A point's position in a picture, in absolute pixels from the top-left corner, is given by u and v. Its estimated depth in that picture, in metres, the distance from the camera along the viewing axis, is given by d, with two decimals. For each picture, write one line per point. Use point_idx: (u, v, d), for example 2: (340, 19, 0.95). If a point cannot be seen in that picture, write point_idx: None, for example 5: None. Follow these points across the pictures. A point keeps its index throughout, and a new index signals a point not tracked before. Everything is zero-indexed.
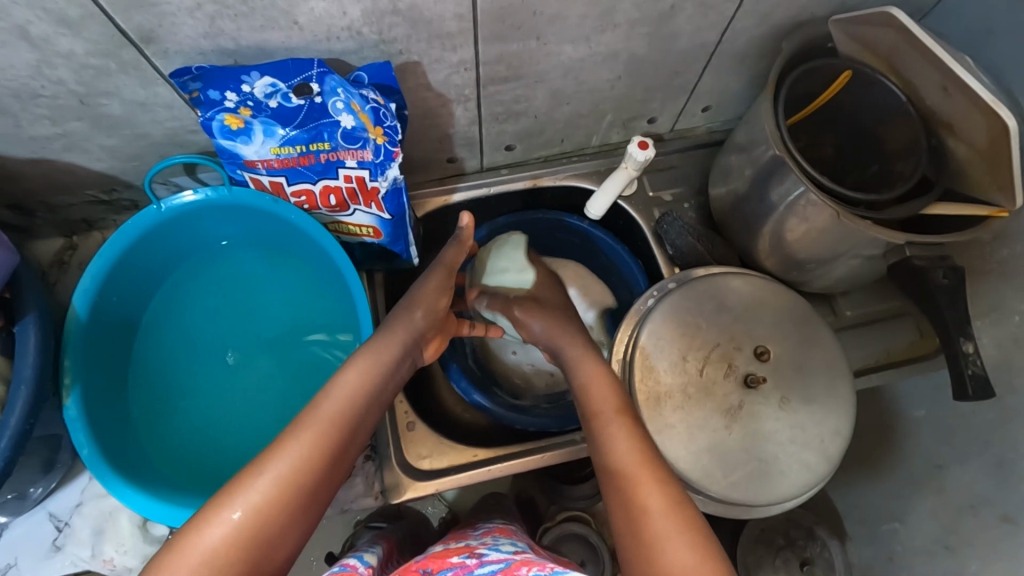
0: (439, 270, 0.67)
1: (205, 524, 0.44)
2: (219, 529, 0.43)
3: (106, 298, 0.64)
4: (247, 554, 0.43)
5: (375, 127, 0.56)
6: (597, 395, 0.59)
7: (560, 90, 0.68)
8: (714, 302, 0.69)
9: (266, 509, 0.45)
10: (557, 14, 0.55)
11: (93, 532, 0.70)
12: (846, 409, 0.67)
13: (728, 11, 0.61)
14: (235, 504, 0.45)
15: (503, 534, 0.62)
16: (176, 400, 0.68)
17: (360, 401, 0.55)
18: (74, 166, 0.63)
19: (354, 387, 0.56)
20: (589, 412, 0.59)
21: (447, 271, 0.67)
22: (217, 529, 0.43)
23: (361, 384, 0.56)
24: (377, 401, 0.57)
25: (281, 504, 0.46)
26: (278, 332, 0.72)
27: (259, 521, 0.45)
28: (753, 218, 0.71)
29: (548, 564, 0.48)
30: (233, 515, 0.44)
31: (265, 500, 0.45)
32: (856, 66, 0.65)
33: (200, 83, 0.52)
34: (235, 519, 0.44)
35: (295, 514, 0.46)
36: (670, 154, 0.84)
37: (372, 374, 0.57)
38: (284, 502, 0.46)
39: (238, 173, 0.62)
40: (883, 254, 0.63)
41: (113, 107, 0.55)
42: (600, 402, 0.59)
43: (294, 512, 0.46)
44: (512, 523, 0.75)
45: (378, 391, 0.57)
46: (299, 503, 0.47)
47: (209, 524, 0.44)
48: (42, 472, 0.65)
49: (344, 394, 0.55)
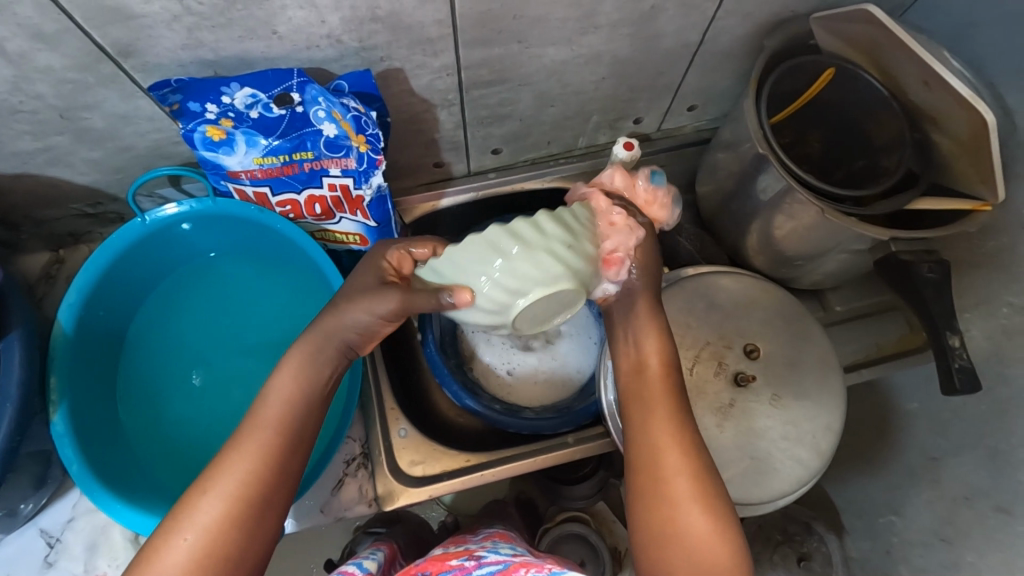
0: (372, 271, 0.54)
1: (160, 548, 0.44)
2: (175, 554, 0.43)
3: (91, 314, 0.64)
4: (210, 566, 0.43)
5: (358, 136, 0.56)
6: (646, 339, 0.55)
7: (545, 92, 0.68)
8: (705, 300, 0.69)
9: (217, 529, 0.44)
10: (539, 17, 0.55)
11: (86, 547, 0.70)
12: (838, 404, 0.67)
13: (710, 10, 0.61)
14: (185, 526, 0.44)
15: (503, 539, 0.62)
16: (166, 412, 0.68)
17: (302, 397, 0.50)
18: (57, 180, 0.63)
19: (290, 391, 0.50)
20: (636, 361, 0.55)
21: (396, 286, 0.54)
22: (172, 554, 0.43)
23: (298, 385, 0.50)
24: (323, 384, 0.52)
25: (236, 520, 0.45)
26: (265, 344, 0.71)
27: (213, 539, 0.44)
28: (741, 215, 0.71)
29: (545, 566, 0.48)
30: (184, 539, 0.43)
31: (216, 518, 0.44)
32: (840, 63, 0.65)
33: (180, 95, 0.52)
34: (186, 543, 0.43)
35: (256, 527, 0.46)
36: (658, 154, 0.84)
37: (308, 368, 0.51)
38: (238, 516, 0.45)
39: (222, 184, 0.61)
40: (870, 249, 0.64)
41: (95, 120, 0.55)
42: (648, 349, 0.55)
43: (253, 521, 0.45)
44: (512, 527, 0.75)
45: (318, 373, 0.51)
46: (251, 519, 0.45)
47: (163, 550, 0.43)
48: (32, 488, 0.65)
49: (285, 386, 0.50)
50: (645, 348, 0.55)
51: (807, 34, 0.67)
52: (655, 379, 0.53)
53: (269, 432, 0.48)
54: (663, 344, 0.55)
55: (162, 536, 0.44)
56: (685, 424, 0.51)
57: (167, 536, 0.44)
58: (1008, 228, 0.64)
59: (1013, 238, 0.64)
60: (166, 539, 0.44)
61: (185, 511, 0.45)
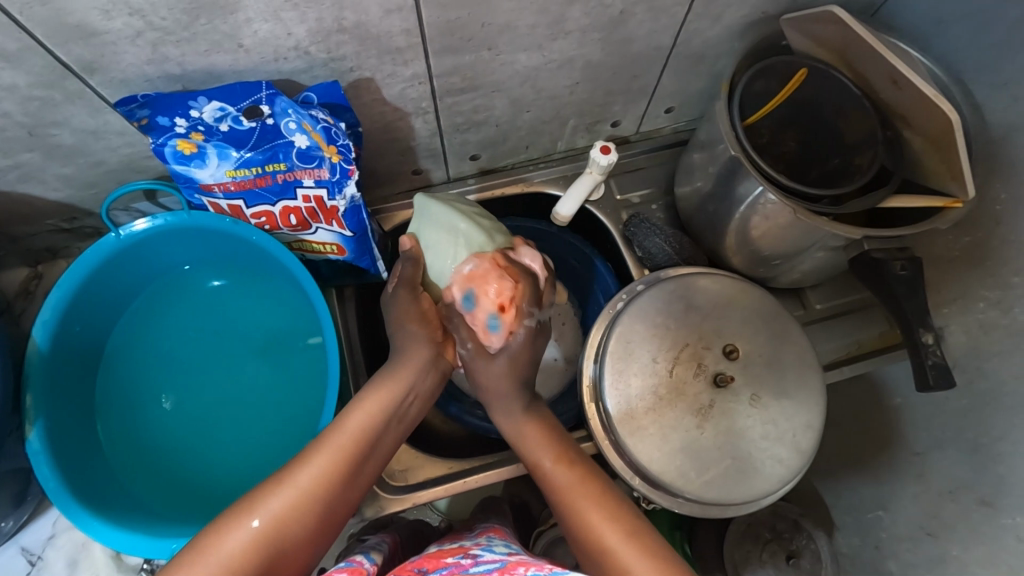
0: (407, 295, 0.65)
1: (226, 529, 0.46)
2: (240, 534, 0.45)
3: (68, 329, 0.64)
4: (262, 559, 0.45)
5: (329, 146, 0.56)
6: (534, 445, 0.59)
7: (520, 98, 0.68)
8: (685, 301, 0.69)
9: (285, 522, 0.47)
10: (506, 24, 0.55)
11: (67, 563, 0.69)
12: (818, 402, 0.67)
13: (679, 14, 0.61)
14: (257, 511, 0.47)
15: (499, 534, 0.64)
16: (151, 428, 0.68)
17: (376, 431, 0.56)
18: (31, 197, 0.63)
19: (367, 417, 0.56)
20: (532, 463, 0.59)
21: (424, 321, 0.64)
22: (239, 534, 0.45)
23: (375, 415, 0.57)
24: (390, 428, 0.58)
25: (301, 518, 0.48)
26: (250, 357, 0.71)
27: (281, 531, 0.47)
28: (718, 216, 0.72)
29: (545, 565, 0.48)
30: (254, 521, 0.46)
31: (285, 511, 0.47)
32: (812, 63, 0.66)
33: (147, 110, 0.51)
34: (255, 526, 0.46)
35: (312, 535, 0.49)
36: (637, 156, 0.85)
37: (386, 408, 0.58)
38: (301, 516, 0.48)
39: (196, 197, 0.61)
40: (845, 247, 0.64)
41: (64, 136, 0.55)
42: (540, 452, 0.59)
43: (306, 526, 0.48)
44: (508, 523, 0.76)
45: (390, 417, 0.58)
46: (314, 523, 0.49)
47: (229, 530, 0.45)
48: (13, 506, 0.64)
49: (362, 417, 0.56)
50: (541, 449, 0.59)
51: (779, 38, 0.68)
52: (558, 470, 0.57)
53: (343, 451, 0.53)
54: (548, 441, 0.60)
55: (231, 517, 0.46)
56: (612, 504, 0.54)
57: (238, 516, 0.46)
58: (982, 224, 0.64)
59: (986, 233, 0.64)
60: (233, 519, 0.46)
61: (259, 500, 0.48)
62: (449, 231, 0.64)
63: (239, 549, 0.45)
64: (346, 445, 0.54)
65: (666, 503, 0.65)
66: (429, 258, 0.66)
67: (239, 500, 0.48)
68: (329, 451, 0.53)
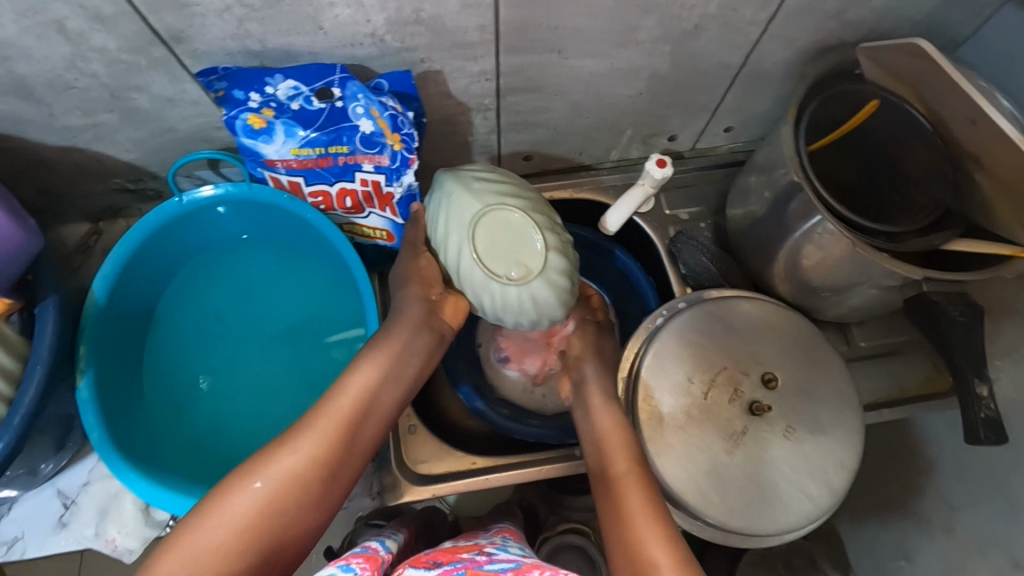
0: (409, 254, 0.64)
1: (231, 492, 0.49)
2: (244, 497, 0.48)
3: (123, 285, 0.66)
4: (267, 521, 0.48)
5: (393, 134, 0.57)
6: (614, 450, 0.62)
7: (580, 104, 0.68)
8: (724, 323, 0.68)
9: (288, 484, 0.50)
10: (578, 28, 0.55)
11: (98, 511, 0.72)
12: (854, 441, 0.66)
13: (753, 33, 0.60)
14: (259, 475, 0.50)
15: (513, 535, 0.63)
16: (189, 388, 0.70)
17: (375, 395, 0.58)
18: (104, 155, 0.65)
19: (371, 377, 0.58)
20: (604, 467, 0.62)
21: (423, 282, 0.63)
22: (243, 496, 0.49)
23: (377, 374, 0.59)
24: (395, 388, 0.60)
25: (302, 478, 0.51)
26: (287, 327, 0.73)
27: (280, 493, 0.49)
28: (768, 241, 0.70)
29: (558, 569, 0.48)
30: (256, 484, 0.49)
31: (286, 471, 0.51)
32: (884, 94, 0.64)
33: (225, 83, 0.53)
34: (258, 488, 0.49)
35: (315, 495, 0.51)
36: (688, 172, 0.84)
37: (386, 370, 0.59)
38: (302, 480, 0.51)
39: (259, 171, 0.63)
40: (901, 286, 0.62)
41: (142, 101, 0.57)
42: (617, 459, 0.62)
43: (309, 488, 0.51)
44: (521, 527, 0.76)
45: (390, 378, 0.59)
46: (319, 483, 0.51)
47: (235, 493, 0.49)
48: (54, 449, 0.67)
49: (364, 379, 0.58)
50: (620, 452, 0.62)
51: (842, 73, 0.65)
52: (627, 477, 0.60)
53: (343, 414, 0.55)
54: (631, 445, 0.62)
55: (234, 481, 0.50)
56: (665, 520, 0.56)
57: (242, 480, 0.50)
58: None
59: None
60: (238, 484, 0.50)
61: (261, 464, 0.51)
62: (438, 197, 0.61)
63: (243, 512, 0.48)
64: (345, 409, 0.56)
65: (686, 525, 0.65)
66: (434, 228, 0.62)
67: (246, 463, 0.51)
68: (330, 415, 0.55)
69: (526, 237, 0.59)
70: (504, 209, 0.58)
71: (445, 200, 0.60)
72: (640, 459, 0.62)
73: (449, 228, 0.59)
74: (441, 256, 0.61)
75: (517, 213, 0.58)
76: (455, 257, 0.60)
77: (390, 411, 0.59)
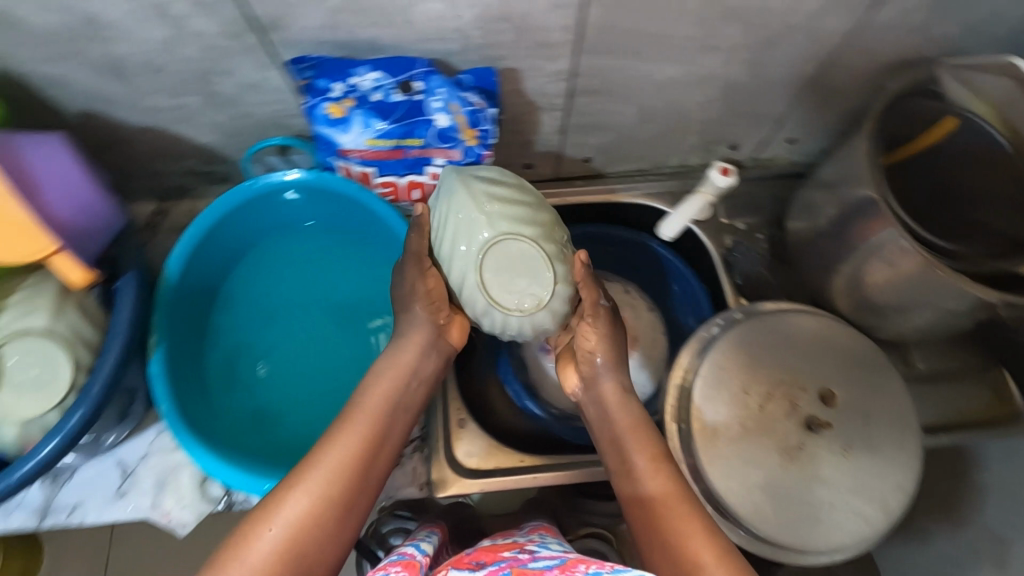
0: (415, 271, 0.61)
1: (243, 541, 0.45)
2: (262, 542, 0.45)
3: (192, 265, 0.67)
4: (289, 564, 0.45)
5: (469, 129, 0.59)
6: (633, 445, 0.55)
7: (649, 108, 0.68)
8: (783, 336, 0.67)
9: (304, 525, 0.47)
10: (661, 34, 0.55)
11: (156, 483, 0.74)
12: (911, 464, 0.64)
13: (835, 44, 0.60)
14: (271, 519, 0.46)
15: (548, 531, 0.64)
16: (247, 370, 0.71)
17: (385, 425, 0.55)
18: (181, 136, 0.66)
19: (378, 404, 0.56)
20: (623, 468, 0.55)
21: (431, 304, 0.61)
22: (259, 544, 0.45)
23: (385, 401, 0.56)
24: (404, 413, 0.58)
25: (319, 516, 0.48)
26: (344, 314, 0.74)
27: (298, 535, 0.46)
28: (830, 255, 0.69)
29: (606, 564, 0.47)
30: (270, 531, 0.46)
31: (302, 513, 0.47)
32: (965, 114, 0.62)
33: (313, 72, 0.54)
34: (273, 535, 0.46)
35: (334, 530, 0.48)
36: (746, 182, 0.83)
37: (397, 398, 0.57)
38: (319, 518, 0.48)
39: (330, 159, 0.64)
40: (969, 310, 0.61)
41: (227, 85, 0.58)
42: (636, 454, 0.55)
43: (328, 523, 0.48)
44: None
45: (398, 406, 0.57)
46: (337, 516, 0.49)
47: (250, 538, 0.45)
48: (118, 421, 0.69)
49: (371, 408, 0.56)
50: (637, 445, 0.55)
51: (931, 79, 0.61)
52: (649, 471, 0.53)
53: (353, 443, 0.52)
54: (649, 436, 0.56)
55: (245, 528, 0.46)
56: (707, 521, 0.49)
57: (254, 528, 0.46)
58: None
59: None
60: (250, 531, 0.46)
61: (271, 508, 0.47)
62: (448, 208, 0.58)
63: (264, 559, 0.44)
64: (355, 440, 0.53)
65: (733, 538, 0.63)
66: (439, 239, 0.59)
67: (254, 508, 0.47)
68: (340, 447, 0.52)
69: (534, 266, 0.58)
70: (516, 238, 0.57)
71: (454, 213, 0.57)
72: (660, 453, 0.55)
73: (455, 246, 0.57)
74: (447, 270, 0.60)
75: (527, 243, 0.57)
76: (459, 277, 0.59)
77: (398, 436, 0.57)
